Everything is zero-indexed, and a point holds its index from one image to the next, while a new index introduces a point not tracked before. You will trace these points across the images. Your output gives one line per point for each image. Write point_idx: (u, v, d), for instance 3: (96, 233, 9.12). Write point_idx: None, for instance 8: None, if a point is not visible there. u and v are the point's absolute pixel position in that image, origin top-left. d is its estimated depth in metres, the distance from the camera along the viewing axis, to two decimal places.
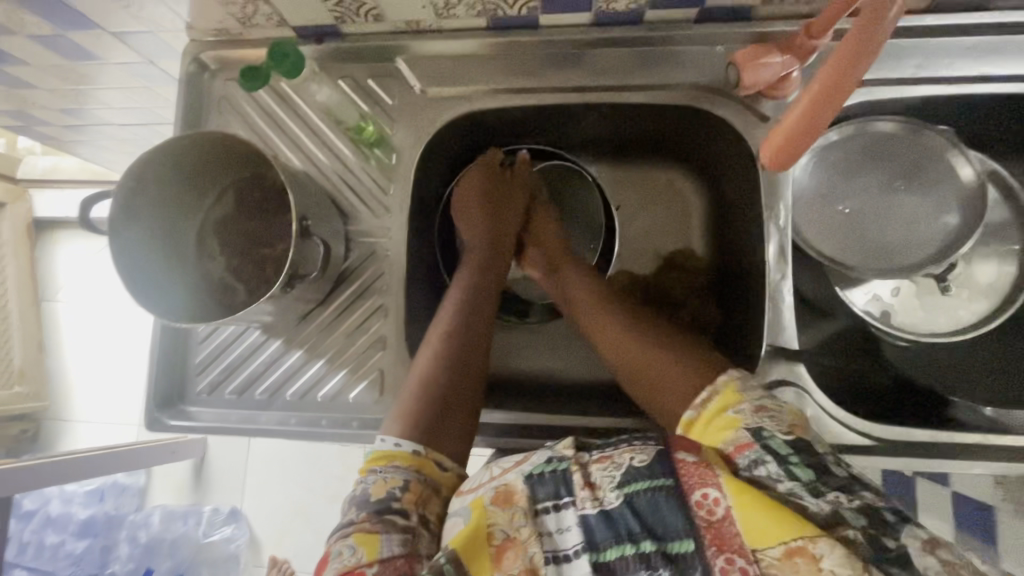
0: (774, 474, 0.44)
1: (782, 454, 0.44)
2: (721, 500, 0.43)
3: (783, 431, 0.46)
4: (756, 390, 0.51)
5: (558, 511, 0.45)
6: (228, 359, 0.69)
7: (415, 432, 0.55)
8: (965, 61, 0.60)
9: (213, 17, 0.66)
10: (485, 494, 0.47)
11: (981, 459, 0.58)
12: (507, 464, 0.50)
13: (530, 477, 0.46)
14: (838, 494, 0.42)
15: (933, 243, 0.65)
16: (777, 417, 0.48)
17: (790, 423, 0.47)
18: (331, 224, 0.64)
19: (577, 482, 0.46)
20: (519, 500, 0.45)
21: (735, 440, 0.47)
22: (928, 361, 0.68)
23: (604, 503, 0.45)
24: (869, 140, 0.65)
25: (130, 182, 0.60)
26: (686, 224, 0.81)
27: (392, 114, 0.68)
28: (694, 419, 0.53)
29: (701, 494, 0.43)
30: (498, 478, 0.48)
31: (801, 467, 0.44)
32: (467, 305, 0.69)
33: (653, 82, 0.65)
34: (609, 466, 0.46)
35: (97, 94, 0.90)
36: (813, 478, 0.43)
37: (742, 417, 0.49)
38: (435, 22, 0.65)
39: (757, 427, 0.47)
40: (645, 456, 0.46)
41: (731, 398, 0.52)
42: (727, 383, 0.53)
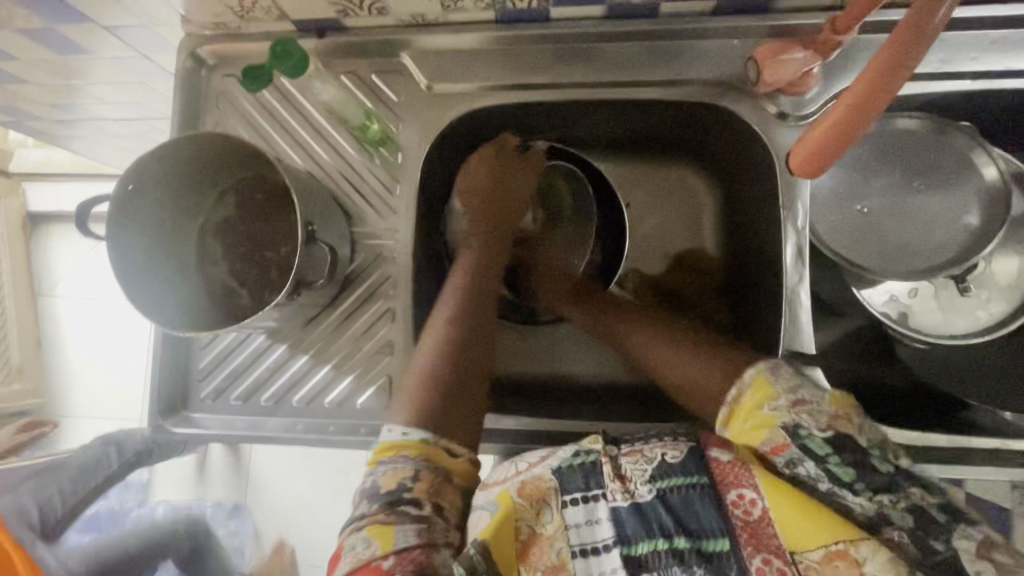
0: (815, 475, 0.44)
1: (822, 455, 0.44)
2: (757, 501, 0.45)
3: (821, 428, 0.45)
4: (786, 380, 0.49)
5: (588, 504, 0.47)
6: (232, 364, 0.67)
7: (423, 425, 0.53)
8: (990, 55, 0.58)
9: (210, 10, 0.63)
10: (513, 488, 0.48)
11: (1000, 464, 0.57)
12: (532, 459, 0.52)
13: (560, 470, 0.48)
14: (882, 494, 0.42)
15: (952, 245, 0.63)
16: (815, 412, 0.46)
17: (829, 418, 0.45)
18: (336, 227, 0.63)
19: (607, 474, 0.48)
20: (550, 495, 0.47)
21: (772, 441, 0.46)
22: (944, 363, 0.67)
23: (635, 496, 0.47)
24: (890, 138, 0.63)
25: (127, 186, 0.57)
26: (697, 224, 0.79)
27: (397, 111, 0.66)
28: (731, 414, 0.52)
29: (737, 494, 0.46)
30: (524, 472, 0.50)
31: (841, 467, 0.43)
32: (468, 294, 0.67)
33: (668, 77, 0.63)
34: (640, 461, 0.49)
35: (88, 89, 0.87)
36: (856, 479, 0.43)
37: (778, 415, 0.47)
38: (442, 15, 0.63)
39: (795, 426, 0.46)
40: (677, 452, 0.49)
41: (763, 391, 0.50)
42: (757, 376, 0.52)
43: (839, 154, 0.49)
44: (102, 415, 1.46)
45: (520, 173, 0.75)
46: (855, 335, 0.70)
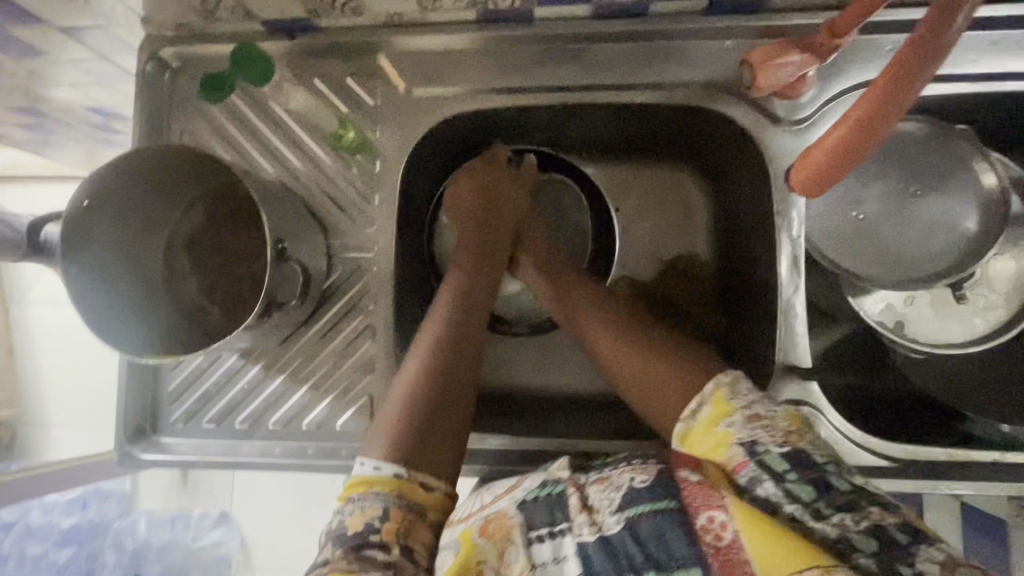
0: (774, 495, 0.42)
1: (779, 472, 0.42)
2: (728, 523, 0.41)
3: (778, 443, 0.44)
4: (746, 396, 0.49)
5: (554, 540, 0.44)
6: (204, 387, 0.64)
7: (401, 458, 0.49)
8: (989, 56, 0.56)
9: (172, 10, 0.59)
10: (475, 525, 0.46)
11: (1000, 478, 0.56)
12: (498, 490, 0.50)
13: (524, 504, 0.46)
14: (844, 515, 0.40)
15: (951, 252, 0.61)
16: (771, 427, 0.45)
17: (785, 433, 0.45)
18: (310, 240, 0.59)
19: (573, 506, 0.45)
20: (513, 530, 0.45)
21: (732, 460, 0.45)
22: (940, 371, 0.66)
23: (603, 528, 0.43)
24: (887, 142, 0.61)
25: (82, 202, 0.54)
26: (691, 231, 0.77)
27: (374, 116, 0.63)
28: (687, 430, 0.50)
29: (706, 518, 0.41)
30: (489, 506, 0.48)
31: (801, 485, 0.41)
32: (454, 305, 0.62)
33: (658, 80, 0.60)
34: (608, 489, 0.46)
35: (50, 92, 0.82)
36: (816, 497, 0.41)
37: (734, 430, 0.46)
38: (420, 14, 0.59)
39: (751, 442, 0.45)
40: (645, 477, 0.45)
41: (722, 406, 0.49)
42: (716, 391, 0.51)
43: (840, 173, 0.47)
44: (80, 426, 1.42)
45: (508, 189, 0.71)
46: (850, 344, 0.69)
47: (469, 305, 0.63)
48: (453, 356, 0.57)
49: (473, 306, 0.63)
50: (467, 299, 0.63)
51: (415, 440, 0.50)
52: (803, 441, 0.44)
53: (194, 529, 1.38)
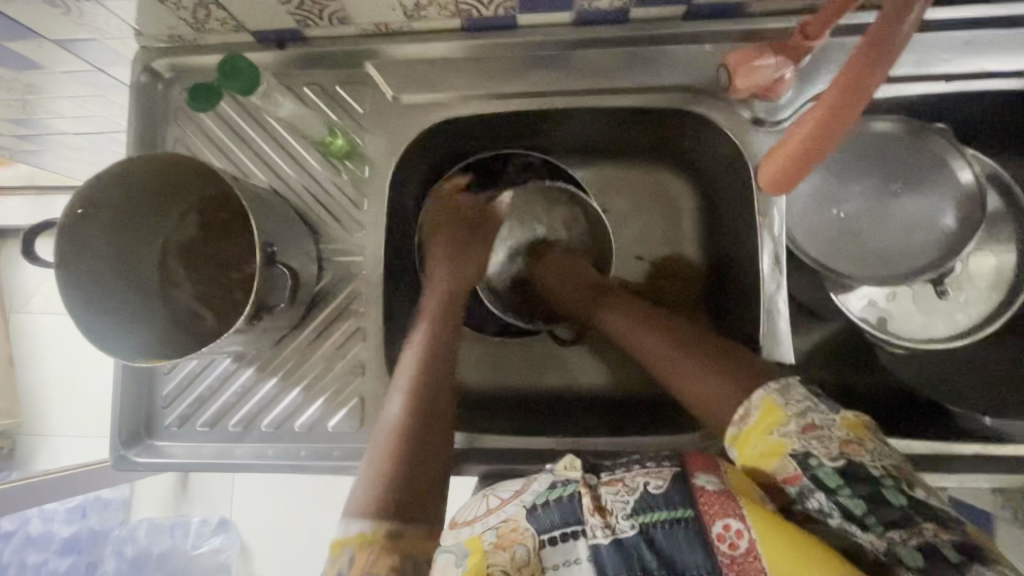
0: (824, 508, 0.45)
1: (833, 489, 0.44)
2: (744, 532, 0.42)
3: (832, 458, 0.44)
4: (797, 404, 0.47)
5: (566, 543, 0.46)
6: (197, 391, 0.65)
7: (380, 512, 0.47)
8: (962, 57, 0.57)
9: (163, 22, 0.61)
10: (484, 535, 0.47)
11: (984, 471, 0.56)
12: (504, 493, 0.51)
13: (533, 509, 0.47)
14: (894, 530, 0.42)
15: (930, 248, 0.62)
16: (826, 438, 0.45)
17: (841, 445, 0.44)
18: (301, 244, 0.60)
19: (587, 508, 0.47)
20: (525, 537, 0.46)
21: (784, 472, 0.46)
22: (924, 368, 0.67)
23: (616, 531, 0.45)
24: (865, 142, 0.62)
25: (76, 210, 0.55)
26: (678, 230, 0.77)
27: (363, 123, 0.64)
28: (739, 433, 0.49)
29: (723, 526, 0.43)
30: (497, 512, 0.49)
31: (853, 501, 0.43)
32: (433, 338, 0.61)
33: (639, 84, 0.61)
34: (621, 492, 0.47)
35: (46, 105, 0.84)
36: (866, 513, 0.43)
37: (789, 441, 0.46)
38: (406, 24, 0.61)
39: (804, 454, 0.45)
40: (660, 482, 0.47)
41: (772, 414, 0.48)
42: (766, 396, 0.49)
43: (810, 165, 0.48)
44: (80, 434, 1.43)
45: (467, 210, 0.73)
46: (836, 340, 0.69)
47: (439, 354, 0.60)
48: (426, 399, 0.56)
49: (444, 357, 0.59)
50: (438, 350, 0.60)
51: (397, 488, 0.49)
52: (864, 453, 0.44)
53: (194, 537, 1.38)
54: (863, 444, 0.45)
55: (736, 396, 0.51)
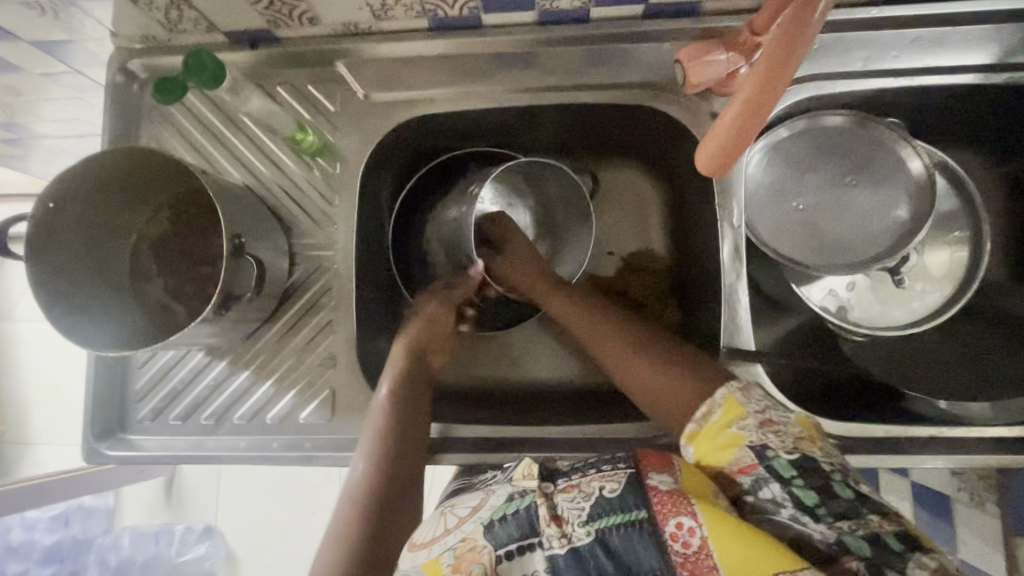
0: (778, 497, 0.45)
1: (786, 476, 0.45)
2: (696, 530, 0.43)
3: (787, 450, 0.46)
4: (758, 402, 0.51)
5: (523, 555, 0.47)
6: (170, 384, 0.66)
7: None
8: (911, 53, 0.59)
9: (138, 23, 0.62)
10: (443, 557, 0.48)
11: (940, 453, 0.58)
12: (463, 511, 0.52)
13: (490, 525, 0.49)
14: (843, 520, 0.43)
15: (884, 238, 0.64)
16: (780, 432, 0.48)
17: (795, 440, 0.47)
18: (271, 240, 0.62)
19: (542, 519, 0.48)
20: (479, 554, 0.47)
21: (740, 460, 0.48)
22: (882, 355, 0.68)
23: (572, 540, 0.46)
24: (820, 134, 0.64)
25: (48, 204, 0.56)
26: (647, 225, 0.79)
27: (335, 121, 0.66)
28: (698, 430, 0.51)
29: (676, 524, 0.43)
30: (454, 531, 0.50)
31: (805, 490, 0.44)
32: (403, 391, 0.63)
33: (602, 82, 0.64)
34: (577, 498, 0.48)
35: (27, 108, 0.85)
36: (817, 502, 0.44)
37: (747, 433, 0.48)
38: (375, 24, 0.62)
39: (761, 446, 0.47)
40: (615, 485, 0.48)
41: (733, 411, 0.51)
42: (727, 396, 0.52)
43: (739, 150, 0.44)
44: (63, 441, 1.42)
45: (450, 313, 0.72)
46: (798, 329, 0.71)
47: (413, 408, 0.62)
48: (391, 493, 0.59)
49: (418, 409, 0.63)
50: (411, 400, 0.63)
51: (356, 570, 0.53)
52: (814, 448, 0.47)
53: (178, 544, 1.35)
54: (814, 441, 0.48)
55: (698, 400, 0.54)
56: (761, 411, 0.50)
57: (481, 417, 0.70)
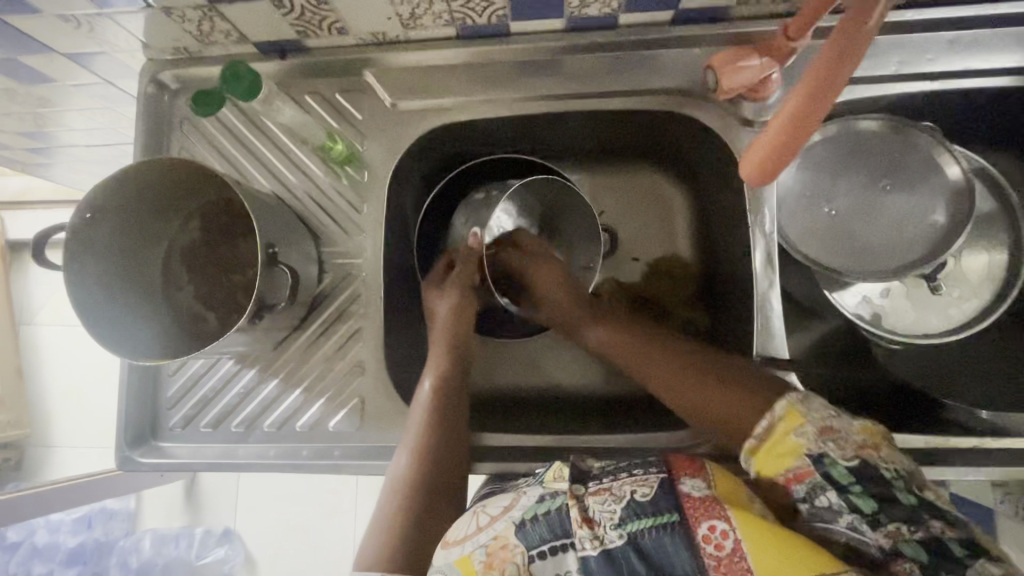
0: (834, 506, 0.44)
1: (843, 483, 0.44)
2: (729, 532, 0.41)
3: (845, 456, 0.45)
4: (818, 407, 0.48)
5: (556, 556, 0.44)
6: (201, 392, 0.66)
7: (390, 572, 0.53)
8: (947, 57, 0.58)
9: (169, 35, 0.63)
10: (475, 554, 0.46)
11: (983, 464, 0.56)
12: (495, 509, 0.49)
13: (522, 524, 0.46)
14: (901, 526, 0.41)
15: (920, 244, 0.63)
16: (842, 440, 0.46)
17: (856, 448, 0.45)
18: (301, 248, 0.62)
19: (574, 520, 0.45)
20: (512, 552, 0.45)
21: (795, 468, 0.46)
22: (918, 363, 0.67)
23: (604, 542, 0.44)
24: (854, 138, 0.63)
25: (85, 214, 0.56)
26: (672, 232, 0.78)
27: (363, 129, 0.66)
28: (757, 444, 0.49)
29: (708, 527, 0.42)
30: (487, 529, 0.48)
31: (862, 497, 0.43)
32: (447, 384, 0.65)
33: (630, 89, 0.63)
34: (608, 501, 0.46)
35: (57, 118, 0.87)
36: (876, 508, 0.42)
37: (805, 441, 0.46)
38: (403, 33, 0.63)
39: (818, 454, 0.45)
40: (647, 490, 0.46)
41: (793, 418, 0.48)
42: (789, 406, 0.49)
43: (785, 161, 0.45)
44: (85, 445, 1.44)
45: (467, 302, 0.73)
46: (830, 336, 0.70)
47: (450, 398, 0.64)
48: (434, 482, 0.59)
49: (453, 399, 0.64)
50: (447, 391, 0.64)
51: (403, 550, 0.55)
52: (877, 455, 0.45)
53: (197, 547, 1.38)
54: (880, 450, 0.45)
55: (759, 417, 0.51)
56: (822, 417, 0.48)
57: (508, 425, 0.70)
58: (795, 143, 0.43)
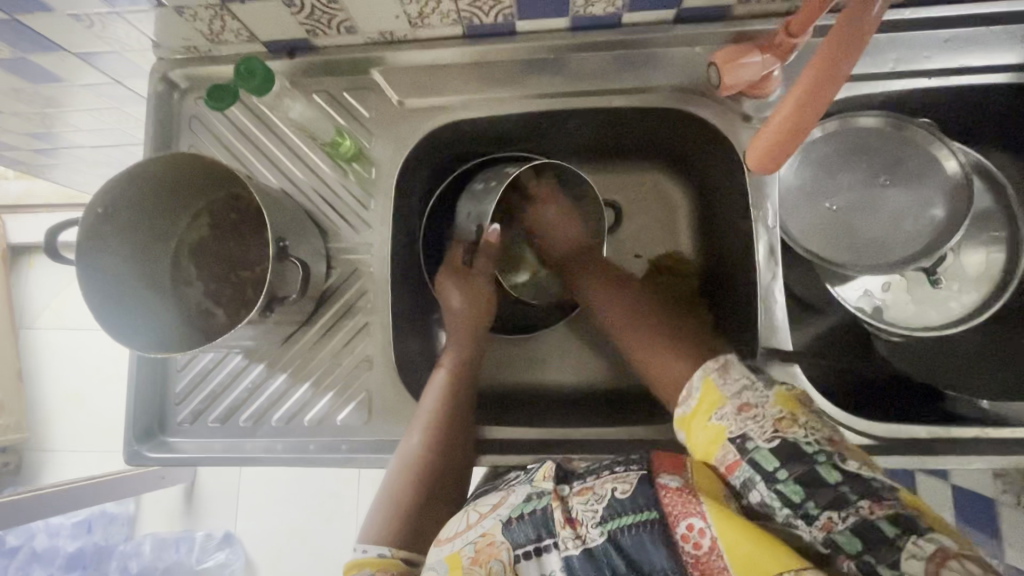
0: (766, 499, 0.42)
1: (769, 472, 0.42)
2: (706, 530, 0.40)
3: (766, 438, 0.43)
4: (734, 383, 0.48)
5: (540, 556, 0.45)
6: (209, 387, 0.66)
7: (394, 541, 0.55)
8: (943, 54, 0.59)
9: (179, 34, 0.64)
10: (463, 551, 0.45)
11: (985, 453, 0.57)
12: (484, 508, 0.49)
13: (508, 522, 0.46)
14: (832, 512, 0.39)
15: (920, 237, 0.64)
16: (760, 418, 0.45)
17: (774, 423, 0.44)
18: (311, 243, 0.63)
19: (557, 520, 0.45)
20: (499, 550, 0.45)
21: (724, 460, 0.45)
22: (918, 356, 0.68)
23: (587, 541, 0.44)
24: (854, 134, 0.65)
25: (97, 210, 0.57)
26: (675, 228, 0.80)
27: (370, 127, 0.67)
28: (687, 412, 0.51)
29: (686, 525, 0.41)
30: (475, 526, 0.47)
31: (790, 485, 0.41)
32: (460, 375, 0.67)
33: (634, 86, 0.64)
34: (591, 500, 0.46)
35: (64, 117, 0.88)
36: (804, 496, 0.40)
37: (727, 424, 0.46)
38: (410, 32, 0.64)
39: (741, 436, 0.45)
40: (627, 486, 0.45)
41: (712, 401, 0.49)
42: (705, 378, 0.51)
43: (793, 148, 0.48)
44: (85, 449, 1.44)
45: (479, 286, 0.74)
46: (833, 330, 0.71)
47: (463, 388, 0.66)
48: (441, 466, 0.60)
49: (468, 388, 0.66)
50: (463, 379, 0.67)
51: (410, 522, 0.57)
52: (796, 428, 0.43)
53: (198, 551, 1.36)
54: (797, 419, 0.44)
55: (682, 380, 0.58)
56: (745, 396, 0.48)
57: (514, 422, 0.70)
58: (796, 133, 0.47)
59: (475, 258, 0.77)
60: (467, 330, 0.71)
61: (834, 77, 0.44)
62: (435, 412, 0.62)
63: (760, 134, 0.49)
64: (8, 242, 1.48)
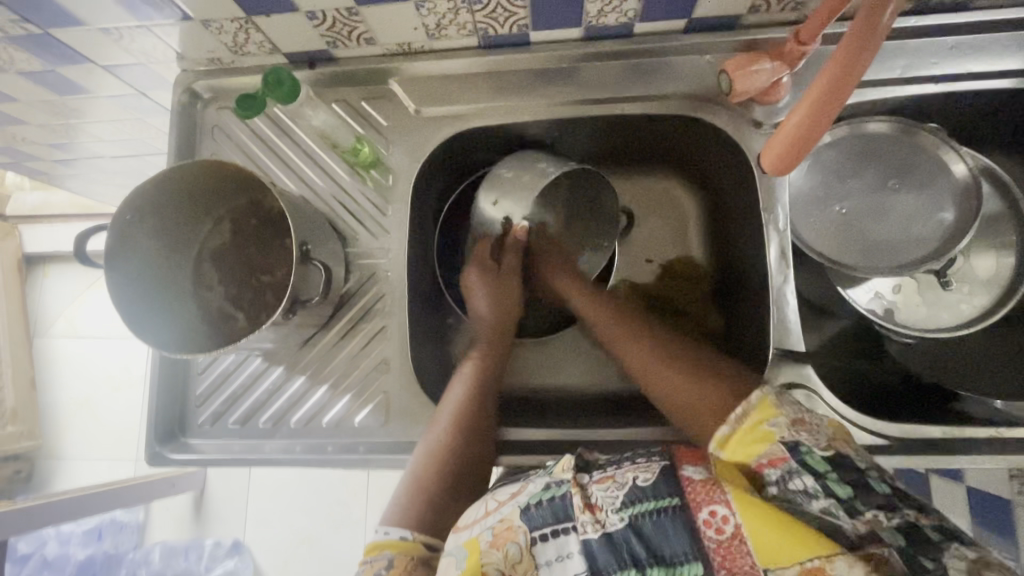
0: (810, 489, 0.41)
1: (820, 470, 0.42)
2: (730, 517, 0.42)
3: (821, 446, 0.43)
4: (794, 406, 0.46)
5: (558, 538, 0.45)
6: (229, 390, 0.68)
7: (413, 525, 0.56)
8: (949, 61, 0.61)
9: (204, 47, 0.66)
10: (483, 535, 0.46)
11: (1001, 453, 0.57)
12: (502, 496, 0.50)
13: (526, 508, 0.46)
14: (879, 512, 0.40)
15: (929, 240, 0.65)
16: (815, 431, 0.44)
17: (829, 437, 0.44)
18: (331, 247, 0.64)
19: (576, 506, 0.46)
20: (516, 533, 0.45)
21: (769, 453, 0.44)
22: (929, 357, 0.69)
23: (605, 525, 0.44)
24: (862, 139, 0.66)
25: (127, 215, 0.59)
26: (686, 233, 0.81)
27: (388, 135, 0.69)
28: (727, 435, 0.47)
29: (709, 513, 0.43)
30: (494, 513, 0.48)
31: (840, 484, 0.41)
32: (483, 378, 0.67)
33: (646, 94, 0.66)
34: (612, 487, 0.47)
35: (85, 128, 0.90)
36: (853, 495, 0.41)
37: (778, 431, 0.44)
38: (428, 43, 0.65)
39: (794, 442, 0.43)
40: (648, 475, 0.47)
41: (767, 412, 0.47)
42: (762, 399, 0.48)
43: (807, 149, 0.51)
44: (96, 456, 1.45)
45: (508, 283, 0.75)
46: (842, 333, 0.72)
47: (482, 392, 0.65)
48: (460, 460, 0.60)
49: (489, 387, 0.66)
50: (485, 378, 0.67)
51: (431, 507, 0.57)
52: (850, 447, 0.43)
53: (208, 559, 1.36)
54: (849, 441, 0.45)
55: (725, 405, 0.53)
56: (796, 413, 0.46)
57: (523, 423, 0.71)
58: (812, 131, 0.49)
59: (503, 252, 0.77)
60: (492, 331, 0.72)
61: (844, 83, 0.45)
62: (457, 410, 0.62)
63: (777, 132, 0.52)
64: (24, 251, 1.51)
